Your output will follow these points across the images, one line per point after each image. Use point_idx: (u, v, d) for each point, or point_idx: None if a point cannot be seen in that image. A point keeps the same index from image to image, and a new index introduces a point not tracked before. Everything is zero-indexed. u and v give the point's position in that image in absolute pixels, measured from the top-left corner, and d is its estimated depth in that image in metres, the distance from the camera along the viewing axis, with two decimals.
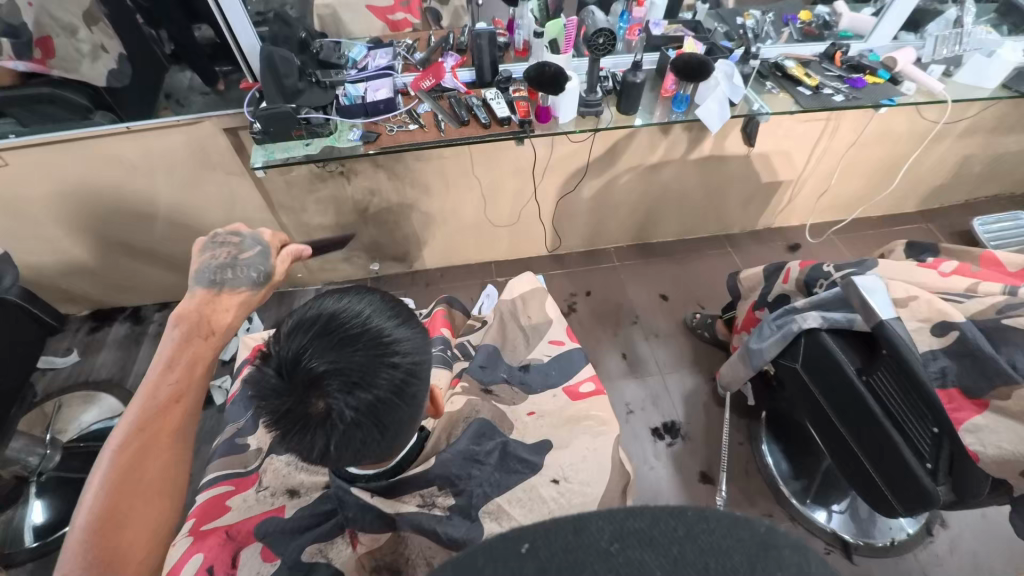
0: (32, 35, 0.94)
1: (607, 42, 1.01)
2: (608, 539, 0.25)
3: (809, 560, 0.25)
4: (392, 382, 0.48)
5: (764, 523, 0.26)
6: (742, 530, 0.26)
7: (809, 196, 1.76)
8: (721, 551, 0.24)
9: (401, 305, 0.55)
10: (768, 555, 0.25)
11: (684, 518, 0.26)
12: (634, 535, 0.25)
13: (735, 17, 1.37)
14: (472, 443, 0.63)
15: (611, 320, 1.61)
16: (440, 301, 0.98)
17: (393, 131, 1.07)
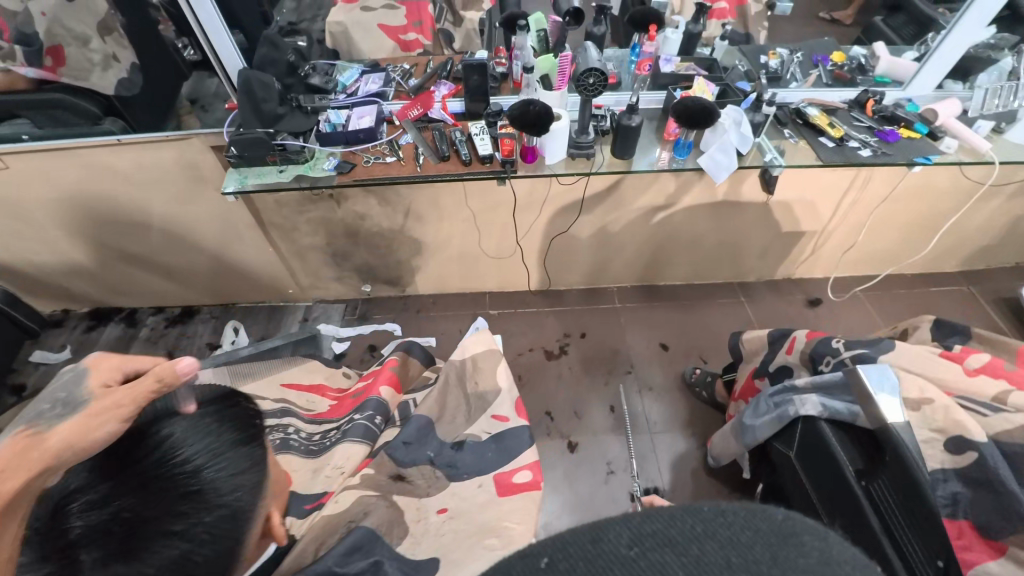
0: (44, 43, 0.95)
1: (598, 83, 0.92)
2: (623, 543, 0.22)
3: (834, 550, 0.23)
4: (168, 555, 0.40)
5: (782, 507, 0.24)
6: (760, 520, 0.24)
7: (835, 248, 1.62)
8: (741, 545, 0.22)
9: (233, 438, 0.47)
10: (789, 543, 0.22)
11: (698, 514, 0.24)
12: (652, 538, 0.22)
13: (758, 56, 1.28)
14: (342, 563, 0.47)
15: (604, 367, 1.51)
16: (397, 351, 0.92)
17: (369, 163, 1.02)
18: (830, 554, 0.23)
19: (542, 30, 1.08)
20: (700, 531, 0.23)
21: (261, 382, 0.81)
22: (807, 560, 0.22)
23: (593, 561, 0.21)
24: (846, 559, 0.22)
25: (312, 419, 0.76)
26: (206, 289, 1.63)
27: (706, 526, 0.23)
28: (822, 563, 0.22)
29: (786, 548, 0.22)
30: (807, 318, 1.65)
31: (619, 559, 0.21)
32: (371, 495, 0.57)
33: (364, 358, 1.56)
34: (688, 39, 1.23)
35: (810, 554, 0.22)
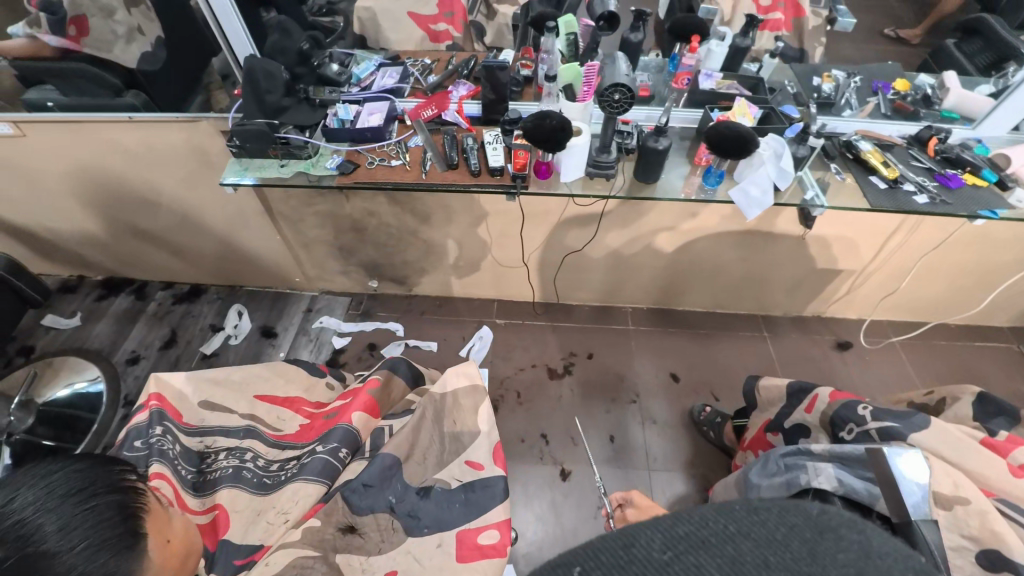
0: (67, 13, 0.93)
1: (624, 100, 0.82)
2: (657, 547, 0.23)
3: (874, 539, 0.24)
4: None
5: (817, 504, 0.25)
6: (794, 516, 0.25)
7: (872, 290, 1.51)
8: (777, 543, 0.23)
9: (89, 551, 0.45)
10: (827, 537, 0.24)
11: (733, 515, 0.25)
12: (685, 542, 0.23)
13: (810, 78, 1.18)
14: None
15: (608, 393, 1.44)
16: (382, 368, 0.86)
17: (372, 165, 0.97)
18: (870, 547, 0.23)
19: (572, 33, 0.98)
20: (733, 531, 0.24)
21: (234, 393, 0.77)
22: (841, 551, 0.23)
23: (628, 567, 0.22)
24: (890, 553, 0.23)
25: (277, 442, 0.73)
26: (214, 270, 1.62)
27: (739, 527, 0.24)
28: (859, 553, 0.23)
29: (823, 542, 0.23)
30: (832, 362, 1.54)
31: (655, 561, 0.22)
32: (308, 557, 0.55)
33: (362, 356, 1.52)
34: (734, 54, 1.11)
35: (849, 548, 0.23)
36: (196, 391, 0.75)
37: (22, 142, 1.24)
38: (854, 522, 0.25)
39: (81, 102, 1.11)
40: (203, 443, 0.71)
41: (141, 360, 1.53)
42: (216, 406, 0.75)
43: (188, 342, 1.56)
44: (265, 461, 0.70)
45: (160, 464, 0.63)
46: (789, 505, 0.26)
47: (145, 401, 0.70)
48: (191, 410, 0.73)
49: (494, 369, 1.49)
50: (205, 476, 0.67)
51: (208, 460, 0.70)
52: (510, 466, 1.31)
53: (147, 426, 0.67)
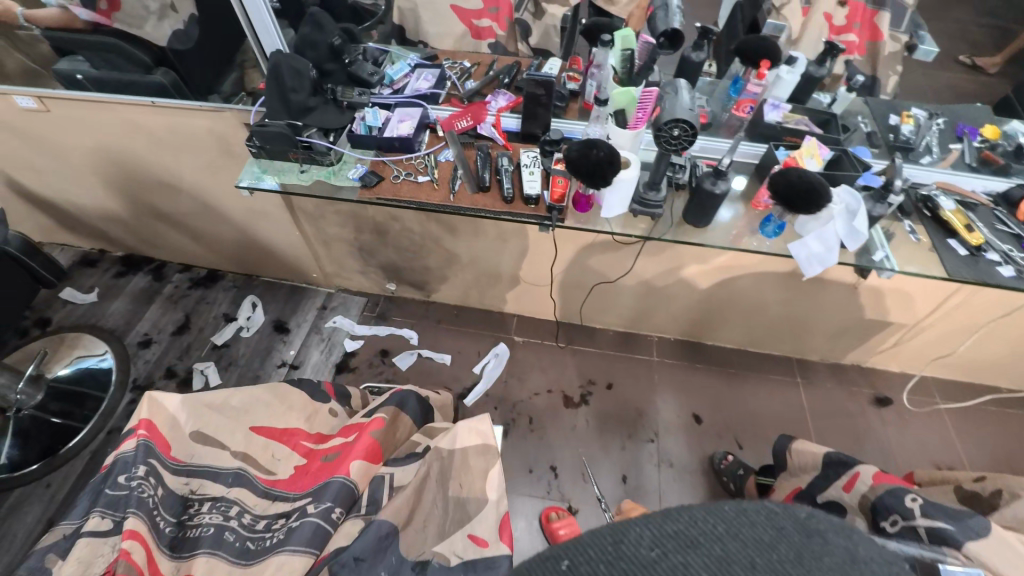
0: None
1: (685, 136, 0.72)
2: (647, 545, 0.27)
3: (839, 544, 0.28)
4: None
5: (792, 508, 0.30)
6: (782, 521, 0.29)
7: (922, 346, 1.39)
8: (756, 543, 0.28)
9: None
10: (796, 538, 0.28)
11: (721, 516, 0.29)
12: (673, 539, 0.27)
13: (887, 116, 1.06)
14: None
15: (625, 427, 1.37)
16: (390, 403, 0.81)
17: (397, 179, 0.89)
18: (838, 550, 0.28)
19: (628, 50, 0.90)
20: (720, 533, 0.28)
21: (230, 421, 0.73)
22: (819, 553, 0.28)
23: (620, 560, 0.26)
24: (847, 550, 0.28)
25: (269, 491, 0.68)
26: (231, 257, 1.58)
27: (727, 529, 0.28)
28: (824, 552, 0.28)
29: (803, 548, 0.28)
30: (869, 418, 1.43)
31: (645, 557, 0.27)
32: None
33: (373, 362, 1.47)
34: (806, 84, 1.00)
35: (828, 551, 0.28)
36: (191, 418, 0.70)
37: (46, 117, 1.21)
38: (832, 526, 0.29)
39: (111, 76, 1.07)
40: (188, 486, 0.66)
41: (152, 344, 1.51)
42: (209, 439, 0.70)
43: (200, 329, 1.53)
44: (252, 517, 0.65)
45: (137, 520, 0.56)
46: (771, 508, 0.30)
47: (135, 427, 0.65)
48: (182, 442, 0.68)
49: (508, 390, 1.43)
50: (184, 531, 0.62)
51: (190, 510, 0.64)
52: (514, 496, 1.25)
53: (132, 463, 0.62)
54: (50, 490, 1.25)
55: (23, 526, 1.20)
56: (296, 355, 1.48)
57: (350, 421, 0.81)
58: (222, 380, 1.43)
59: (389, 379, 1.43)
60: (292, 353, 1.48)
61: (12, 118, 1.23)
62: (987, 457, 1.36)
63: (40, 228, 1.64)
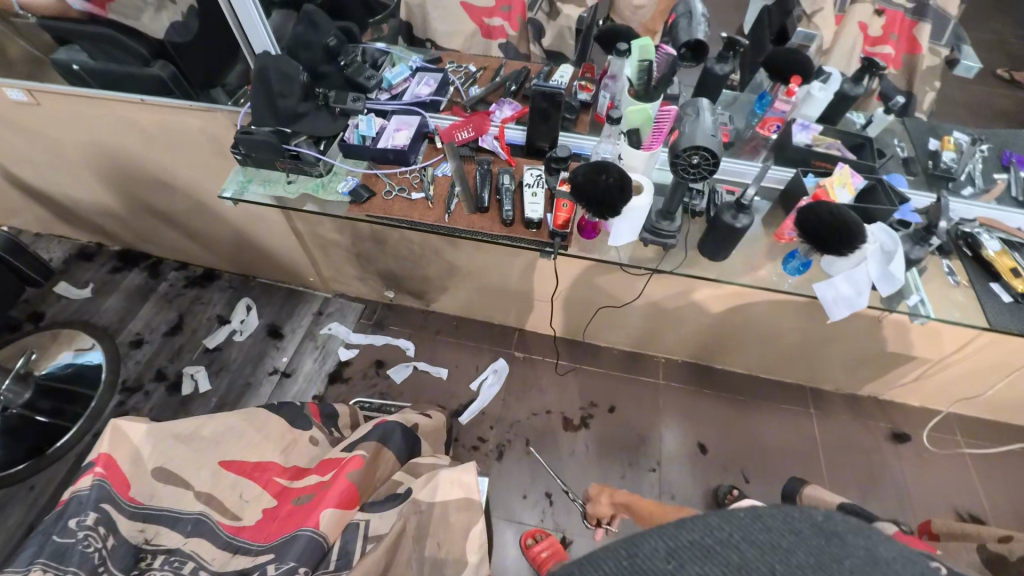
0: None
1: (704, 164, 0.65)
2: (661, 556, 0.24)
3: (877, 546, 0.25)
4: None
5: (821, 510, 0.26)
6: (800, 523, 0.26)
7: (947, 382, 1.30)
8: (781, 550, 0.25)
9: None
10: (829, 544, 0.25)
11: (735, 522, 0.26)
12: (688, 550, 0.24)
13: (926, 140, 0.97)
14: None
15: (626, 454, 1.30)
16: (371, 439, 0.77)
17: (389, 196, 0.83)
18: (875, 554, 0.25)
19: (647, 61, 0.81)
20: (736, 541, 0.25)
21: (199, 455, 0.69)
22: (844, 557, 0.24)
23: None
24: (888, 555, 0.24)
25: (231, 541, 0.62)
26: (227, 258, 1.54)
27: (743, 534, 0.25)
28: (862, 558, 0.24)
29: (827, 552, 0.25)
30: (886, 455, 1.35)
31: (659, 570, 0.23)
32: None
33: (367, 373, 1.42)
34: (839, 103, 0.92)
35: (854, 555, 0.24)
36: (155, 452, 0.66)
37: (37, 110, 1.17)
38: (857, 527, 0.26)
39: (111, 68, 1.01)
40: (143, 534, 0.61)
41: (144, 344, 1.47)
42: (172, 476, 0.66)
43: (193, 330, 1.50)
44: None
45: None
46: (796, 509, 0.27)
47: (92, 464, 0.61)
48: (142, 480, 0.63)
49: (506, 409, 1.37)
50: None
51: (142, 564, 0.59)
52: (507, 523, 1.20)
53: (84, 506, 0.58)
54: (33, 492, 1.22)
55: (4, 529, 1.17)
56: (289, 362, 1.44)
57: (329, 456, 0.77)
58: (213, 386, 1.39)
59: (383, 391, 1.38)
60: (284, 360, 1.44)
61: (4, 110, 1.19)
62: (1012, 505, 1.27)
63: (38, 219, 1.61)
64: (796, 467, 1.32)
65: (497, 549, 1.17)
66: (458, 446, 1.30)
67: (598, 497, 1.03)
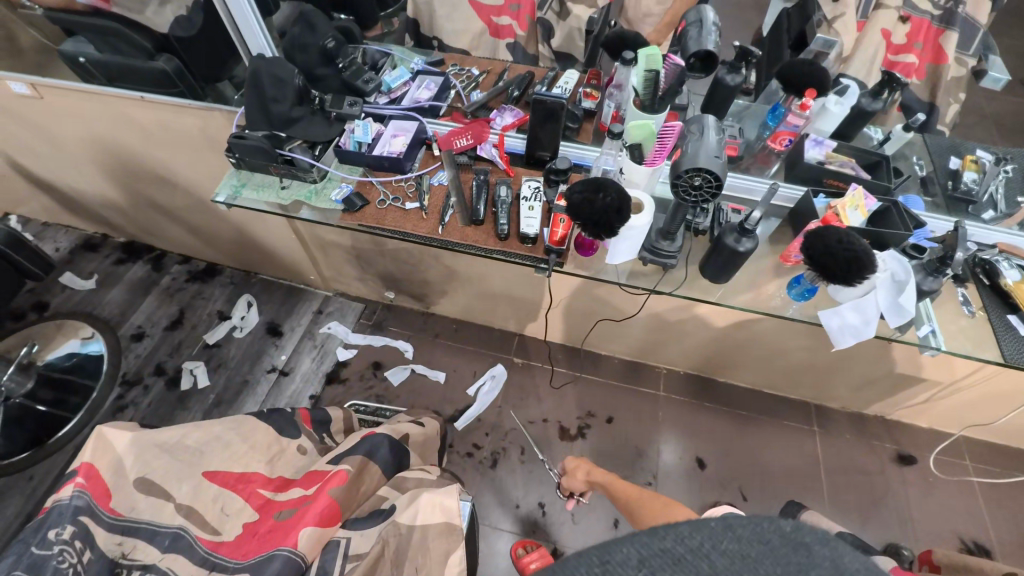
0: None
1: (707, 186, 0.62)
2: (633, 565, 0.21)
3: (841, 554, 0.24)
4: None
5: (793, 519, 0.24)
6: (769, 534, 0.24)
7: (958, 406, 1.26)
8: (753, 560, 0.22)
9: None
10: (799, 555, 0.23)
11: (708, 529, 0.23)
12: (663, 559, 0.22)
13: (947, 158, 0.93)
14: None
15: (623, 466, 1.29)
16: (358, 453, 0.76)
17: (383, 205, 0.81)
18: (840, 563, 0.23)
19: (653, 71, 0.76)
20: (708, 549, 0.22)
21: (183, 465, 0.68)
22: (811, 568, 0.23)
23: None
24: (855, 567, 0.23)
25: (210, 557, 0.62)
26: (229, 254, 1.54)
27: (714, 543, 0.23)
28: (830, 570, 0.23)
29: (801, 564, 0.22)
30: (891, 478, 1.31)
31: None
32: None
33: (364, 374, 1.42)
34: (855, 119, 0.89)
35: (820, 565, 0.23)
36: (138, 462, 0.66)
37: (40, 104, 1.17)
38: (823, 535, 0.24)
39: (113, 60, 0.99)
40: (121, 548, 0.60)
41: (145, 338, 1.48)
42: (153, 487, 0.65)
43: (194, 325, 1.50)
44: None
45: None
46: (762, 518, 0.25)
47: (74, 473, 0.61)
48: (123, 490, 0.63)
49: (502, 417, 1.35)
50: None
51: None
52: (496, 531, 1.19)
53: (63, 517, 0.58)
54: (32, 483, 1.24)
55: (3, 518, 1.19)
56: (287, 360, 1.44)
57: (314, 468, 0.76)
58: (211, 382, 1.40)
59: (379, 394, 1.38)
60: (283, 358, 1.44)
61: (8, 103, 1.19)
62: (1018, 535, 1.23)
63: (45, 209, 1.62)
64: (796, 486, 1.29)
65: (486, 558, 1.16)
66: (452, 453, 1.29)
67: (575, 471, 1.08)
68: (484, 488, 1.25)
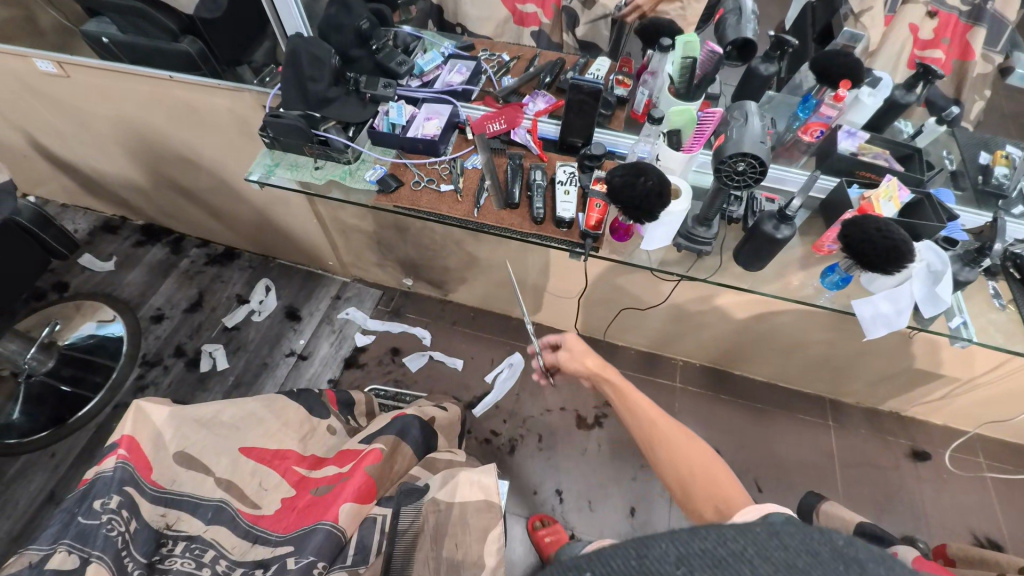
0: None
1: (749, 171, 0.62)
2: (671, 560, 0.22)
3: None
4: None
5: (847, 537, 0.23)
6: (819, 545, 0.23)
7: (971, 403, 1.27)
8: (798, 569, 0.21)
9: None
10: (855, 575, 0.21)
11: (752, 535, 0.23)
12: (700, 556, 0.22)
13: (978, 151, 0.93)
14: None
15: (638, 455, 1.29)
16: (390, 433, 0.76)
17: (417, 186, 0.82)
18: None
19: (689, 58, 0.78)
20: (750, 554, 0.22)
21: (221, 440, 0.69)
22: None
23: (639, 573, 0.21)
24: None
25: (253, 530, 0.64)
26: (249, 238, 1.54)
27: (757, 549, 0.22)
28: None
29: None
30: (904, 474, 1.32)
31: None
32: None
33: (382, 360, 1.42)
34: (887, 111, 0.89)
35: None
36: (176, 435, 0.66)
37: (66, 82, 1.17)
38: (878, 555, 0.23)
39: (139, 41, 0.98)
40: (165, 518, 0.61)
41: (164, 319, 1.49)
42: (193, 461, 0.66)
43: (213, 308, 1.51)
44: (228, 564, 0.60)
45: (100, 566, 0.52)
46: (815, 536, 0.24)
47: (116, 445, 0.61)
48: (163, 463, 0.64)
49: (519, 404, 1.36)
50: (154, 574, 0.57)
51: (163, 549, 0.59)
52: (512, 515, 1.20)
53: (108, 488, 0.58)
54: (54, 460, 1.25)
55: (25, 495, 1.20)
56: (306, 344, 1.45)
57: (346, 447, 0.77)
58: (230, 364, 1.41)
59: (397, 379, 1.39)
60: (302, 343, 1.45)
61: (34, 81, 1.19)
62: None
63: (66, 189, 1.63)
64: (812, 479, 1.30)
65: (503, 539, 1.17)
66: (471, 438, 1.30)
67: (576, 352, 0.87)
68: (503, 475, 1.26)
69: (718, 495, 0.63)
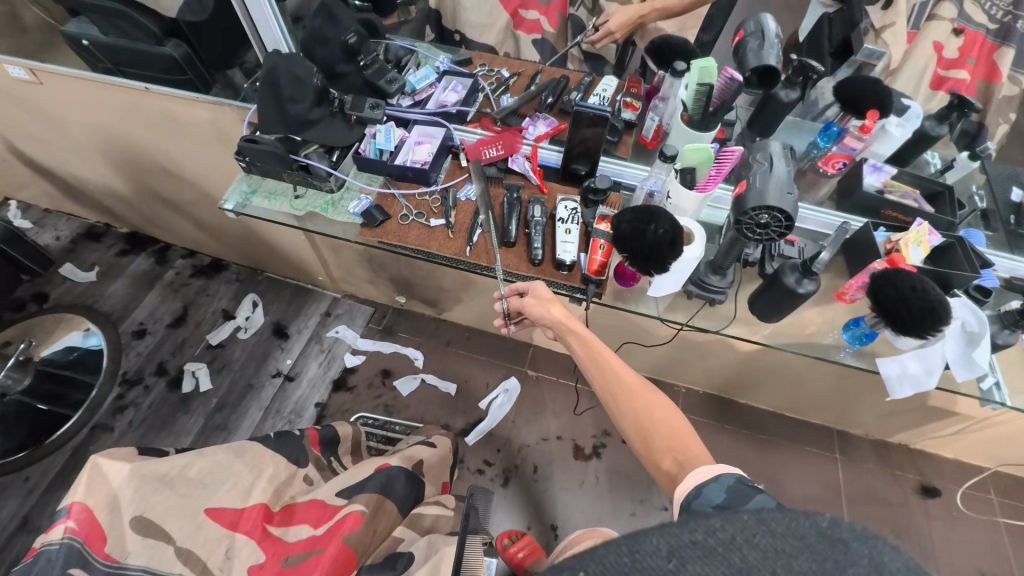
0: None
1: (774, 226, 0.56)
2: (663, 554, 0.20)
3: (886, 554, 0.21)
4: None
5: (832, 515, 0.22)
6: (805, 526, 0.22)
7: (986, 440, 1.22)
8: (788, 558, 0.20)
9: None
10: (838, 554, 0.21)
11: (740, 522, 0.22)
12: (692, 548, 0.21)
13: (1009, 187, 0.86)
14: None
15: (638, 488, 1.24)
16: (372, 491, 0.74)
17: (405, 221, 0.76)
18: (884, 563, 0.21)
19: (706, 85, 0.71)
20: (740, 542, 0.21)
21: (183, 497, 0.63)
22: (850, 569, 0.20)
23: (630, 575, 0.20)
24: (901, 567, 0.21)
25: None
26: (236, 250, 1.48)
27: (746, 536, 0.21)
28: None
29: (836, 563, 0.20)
30: (914, 510, 1.27)
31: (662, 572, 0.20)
32: None
33: (372, 383, 1.37)
34: (916, 142, 0.82)
35: (859, 562, 0.20)
36: (135, 497, 0.60)
37: (40, 89, 1.10)
38: (861, 532, 0.22)
39: (121, 45, 0.91)
40: None
41: (147, 335, 1.43)
42: (152, 529, 0.59)
43: (198, 324, 1.46)
44: None
45: None
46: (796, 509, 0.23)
47: (66, 513, 0.56)
48: (119, 532, 0.58)
49: (514, 431, 1.31)
50: None
51: None
52: None
53: (51, 566, 0.53)
54: (28, 484, 1.20)
55: None
56: (293, 364, 1.39)
57: (320, 500, 0.73)
58: (213, 385, 1.35)
59: (388, 404, 1.33)
60: (288, 362, 1.39)
61: (8, 86, 1.12)
62: None
63: (46, 195, 1.56)
64: None
65: None
66: (463, 468, 1.25)
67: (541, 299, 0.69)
68: (494, 507, 1.20)
69: (678, 447, 0.57)
